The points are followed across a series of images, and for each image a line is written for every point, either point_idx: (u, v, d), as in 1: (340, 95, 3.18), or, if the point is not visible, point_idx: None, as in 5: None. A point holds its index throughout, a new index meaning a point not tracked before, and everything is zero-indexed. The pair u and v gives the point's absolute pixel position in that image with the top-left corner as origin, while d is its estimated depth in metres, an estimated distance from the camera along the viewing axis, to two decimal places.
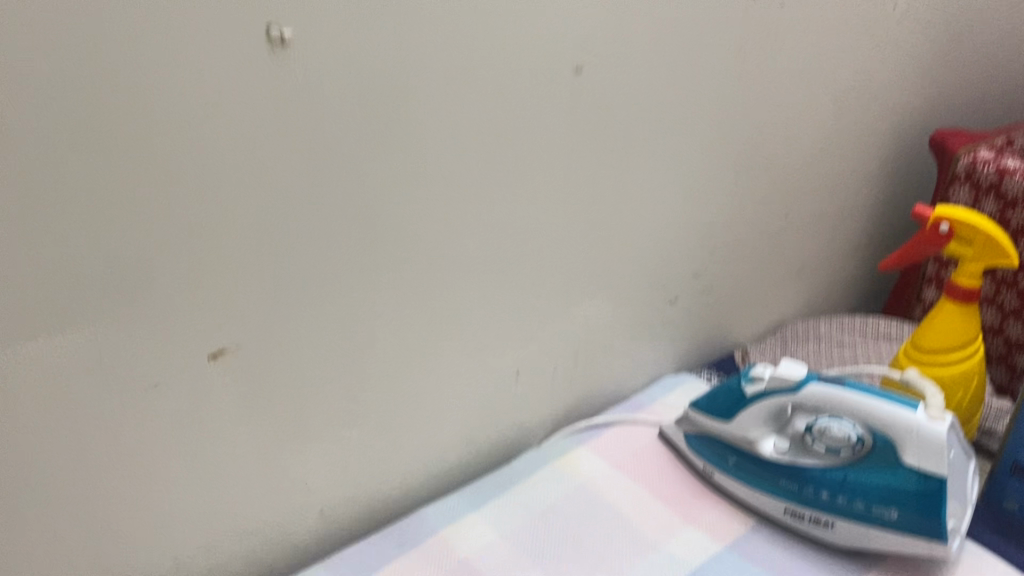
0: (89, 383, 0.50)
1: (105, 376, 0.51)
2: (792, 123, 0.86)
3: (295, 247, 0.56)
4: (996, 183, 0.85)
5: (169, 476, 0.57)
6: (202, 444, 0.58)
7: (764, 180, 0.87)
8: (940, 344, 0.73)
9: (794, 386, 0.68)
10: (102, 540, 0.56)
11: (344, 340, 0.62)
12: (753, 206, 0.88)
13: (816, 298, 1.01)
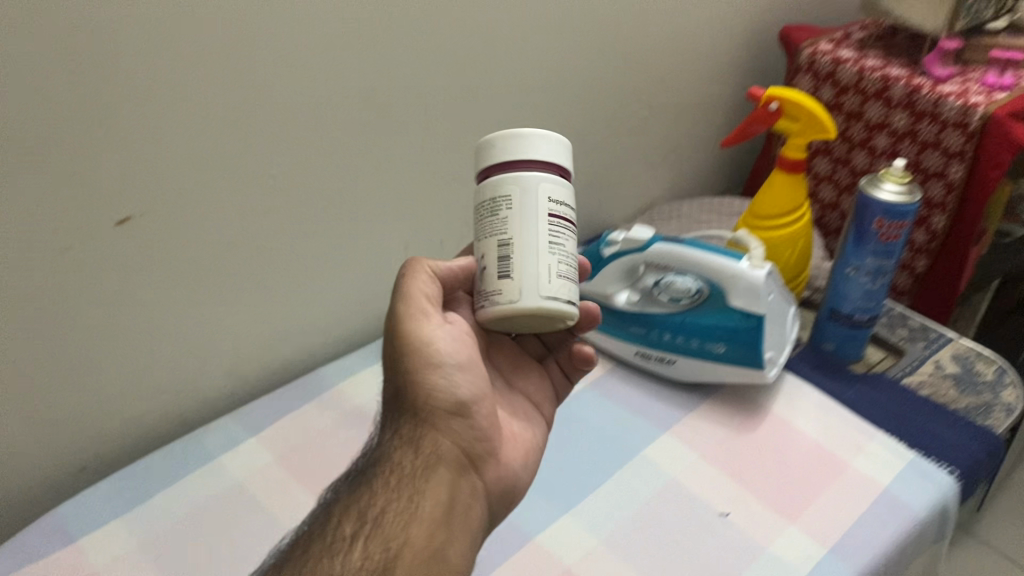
0: (15, 242, 0.59)
1: (22, 222, 0.59)
2: (673, 29, 0.95)
3: (190, 112, 0.64)
4: (832, 71, 0.95)
5: (92, 318, 0.67)
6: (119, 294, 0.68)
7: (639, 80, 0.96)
8: (770, 209, 0.84)
9: (642, 247, 0.80)
10: (35, 374, 0.66)
11: (239, 200, 0.71)
12: (626, 105, 0.97)
13: (689, 179, 1.12)
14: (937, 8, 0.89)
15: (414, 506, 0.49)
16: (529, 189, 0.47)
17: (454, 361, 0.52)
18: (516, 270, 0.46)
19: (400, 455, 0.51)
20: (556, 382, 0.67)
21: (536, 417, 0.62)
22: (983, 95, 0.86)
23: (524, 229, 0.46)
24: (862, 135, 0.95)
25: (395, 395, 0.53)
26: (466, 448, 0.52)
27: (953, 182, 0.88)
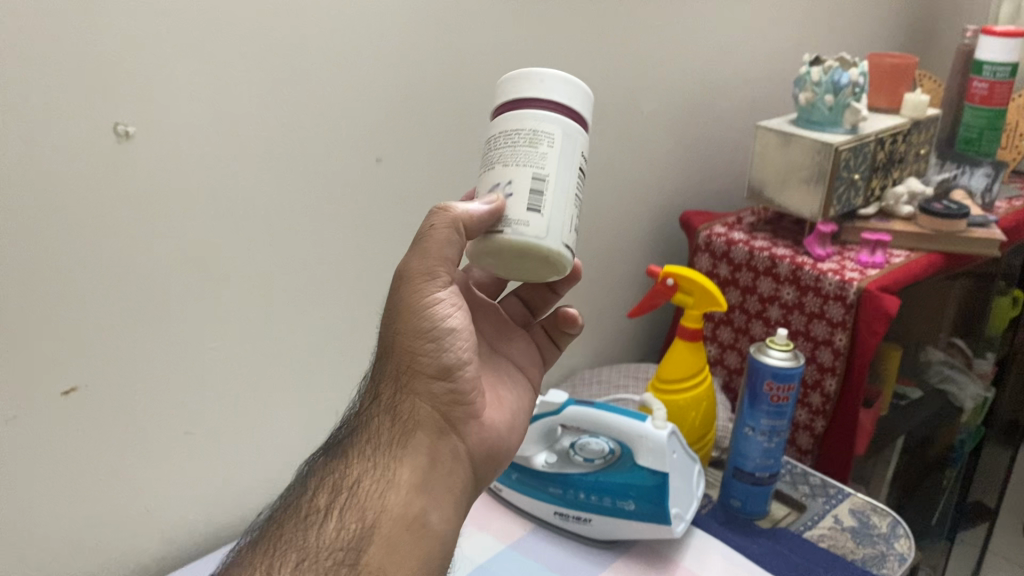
0: None
1: None
2: (589, 216, 1.06)
3: (131, 280, 0.72)
4: (726, 251, 1.07)
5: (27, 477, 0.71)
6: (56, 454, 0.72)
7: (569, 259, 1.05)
8: (673, 374, 0.92)
9: (558, 410, 0.87)
10: None
11: (174, 364, 0.78)
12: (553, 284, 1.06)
13: (612, 351, 1.20)
14: (810, 198, 1.02)
15: (390, 470, 0.56)
16: (575, 141, 0.53)
17: (446, 328, 0.58)
18: (548, 208, 0.52)
19: (383, 418, 0.58)
20: (540, 341, 0.74)
21: (520, 383, 0.70)
22: (858, 272, 0.98)
23: (558, 169, 0.52)
24: (757, 307, 1.05)
25: (385, 356, 0.59)
26: (446, 413, 0.59)
27: (838, 349, 0.97)
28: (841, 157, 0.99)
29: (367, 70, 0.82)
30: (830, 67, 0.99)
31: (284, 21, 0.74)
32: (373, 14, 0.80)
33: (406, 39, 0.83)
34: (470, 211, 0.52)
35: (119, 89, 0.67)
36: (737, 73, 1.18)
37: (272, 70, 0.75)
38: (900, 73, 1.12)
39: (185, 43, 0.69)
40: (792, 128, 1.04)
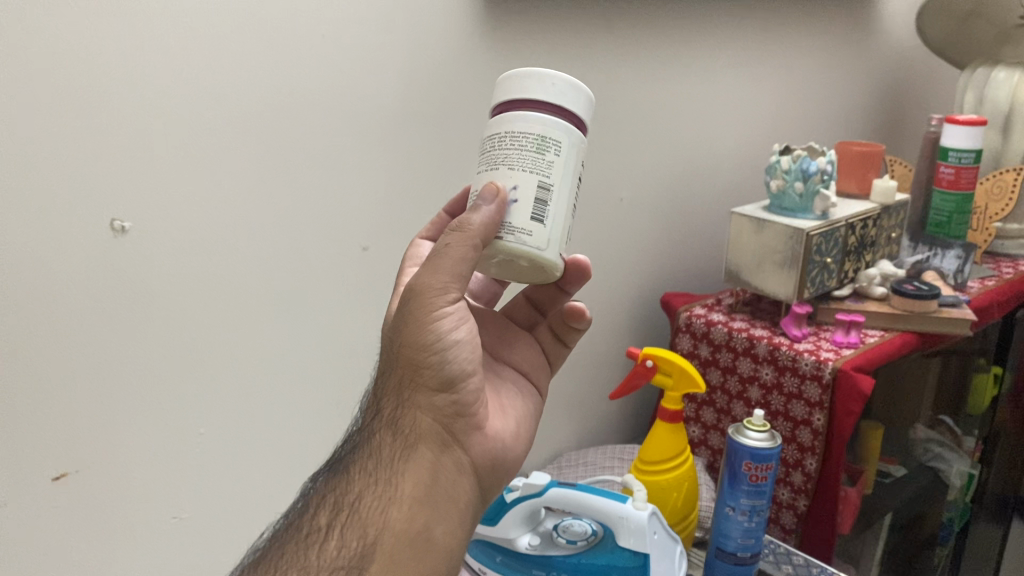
0: None
1: None
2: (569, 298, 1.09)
3: (122, 369, 0.75)
4: (706, 331, 1.09)
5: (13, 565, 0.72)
6: (42, 542, 0.73)
7: None
8: (655, 455, 0.93)
9: (540, 492, 0.88)
10: None
11: (163, 451, 0.79)
12: None
13: (597, 430, 1.22)
14: (784, 280, 1.06)
15: (391, 486, 0.57)
16: (578, 151, 0.58)
17: (451, 341, 0.58)
18: (552, 216, 0.56)
19: (386, 434, 0.59)
20: (544, 342, 0.77)
21: (527, 389, 0.72)
22: (833, 352, 1.00)
23: (562, 174, 0.57)
24: (738, 387, 1.07)
25: (392, 369, 0.60)
26: (451, 426, 0.59)
27: (816, 429, 0.99)
28: (812, 241, 1.02)
29: (354, 164, 0.86)
30: (799, 156, 1.04)
31: (274, 122, 0.79)
32: (359, 112, 0.84)
33: (392, 135, 0.88)
34: (482, 217, 0.55)
35: (115, 187, 0.70)
36: (711, 160, 1.23)
37: (261, 166, 0.79)
38: (868, 160, 1.16)
39: (179, 143, 0.73)
40: (765, 214, 1.08)
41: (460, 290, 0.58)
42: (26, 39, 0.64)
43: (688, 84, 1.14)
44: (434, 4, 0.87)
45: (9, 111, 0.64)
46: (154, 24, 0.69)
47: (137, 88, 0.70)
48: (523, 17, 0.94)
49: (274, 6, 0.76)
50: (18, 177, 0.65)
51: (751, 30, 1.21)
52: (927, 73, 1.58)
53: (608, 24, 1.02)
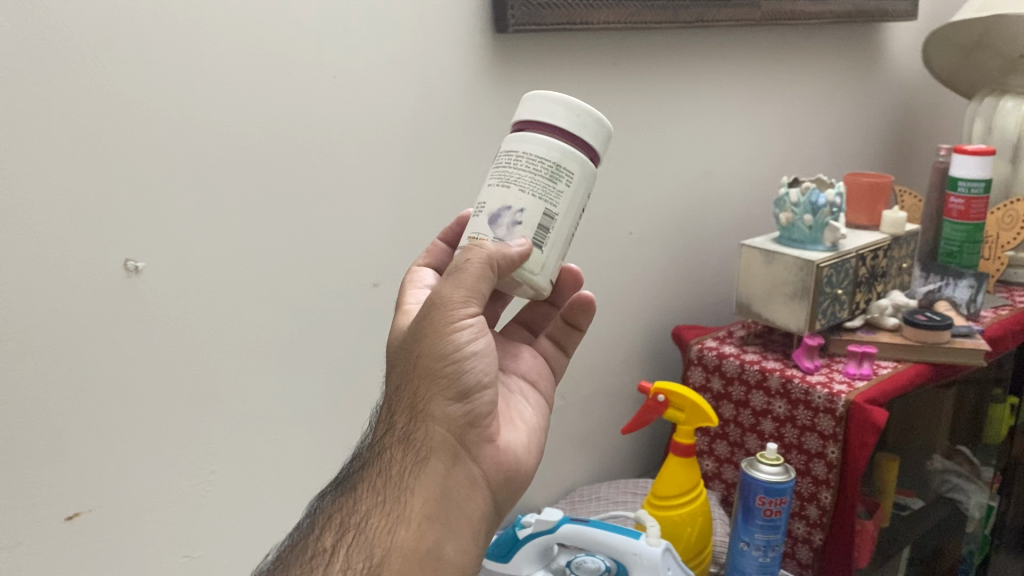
0: None
1: None
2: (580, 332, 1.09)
3: (135, 408, 0.75)
4: (718, 364, 1.09)
5: None
6: None
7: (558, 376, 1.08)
8: (668, 490, 0.93)
9: (552, 528, 0.88)
10: None
11: (175, 489, 0.80)
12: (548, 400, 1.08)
13: (610, 465, 1.21)
14: (795, 312, 1.05)
15: (400, 504, 0.56)
16: (587, 182, 0.59)
17: (469, 351, 0.58)
18: (550, 245, 0.58)
19: (396, 449, 0.58)
20: (548, 351, 0.77)
21: (537, 401, 0.71)
22: (845, 384, 1.00)
23: (571, 205, 0.58)
24: (751, 420, 1.07)
25: (403, 382, 0.59)
26: (464, 438, 0.59)
27: (831, 461, 0.98)
28: (823, 272, 1.02)
29: (364, 202, 0.86)
30: (807, 188, 1.04)
31: (285, 162, 0.80)
32: (370, 151, 0.85)
33: (402, 174, 0.89)
34: (512, 253, 0.57)
35: (128, 228, 0.71)
36: (720, 193, 1.23)
37: (273, 205, 0.80)
38: (877, 191, 1.16)
39: (191, 184, 0.74)
40: (774, 246, 1.08)
41: (476, 303, 0.58)
42: (44, 85, 0.65)
43: (696, 118, 1.15)
44: (444, 44, 0.88)
45: (27, 156, 0.65)
46: (168, 68, 0.71)
47: (151, 131, 0.71)
48: (532, 55, 0.95)
49: (286, 49, 0.77)
50: (33, 220, 0.66)
51: (758, 64, 1.22)
52: (934, 105, 1.59)
53: (616, 61, 1.03)
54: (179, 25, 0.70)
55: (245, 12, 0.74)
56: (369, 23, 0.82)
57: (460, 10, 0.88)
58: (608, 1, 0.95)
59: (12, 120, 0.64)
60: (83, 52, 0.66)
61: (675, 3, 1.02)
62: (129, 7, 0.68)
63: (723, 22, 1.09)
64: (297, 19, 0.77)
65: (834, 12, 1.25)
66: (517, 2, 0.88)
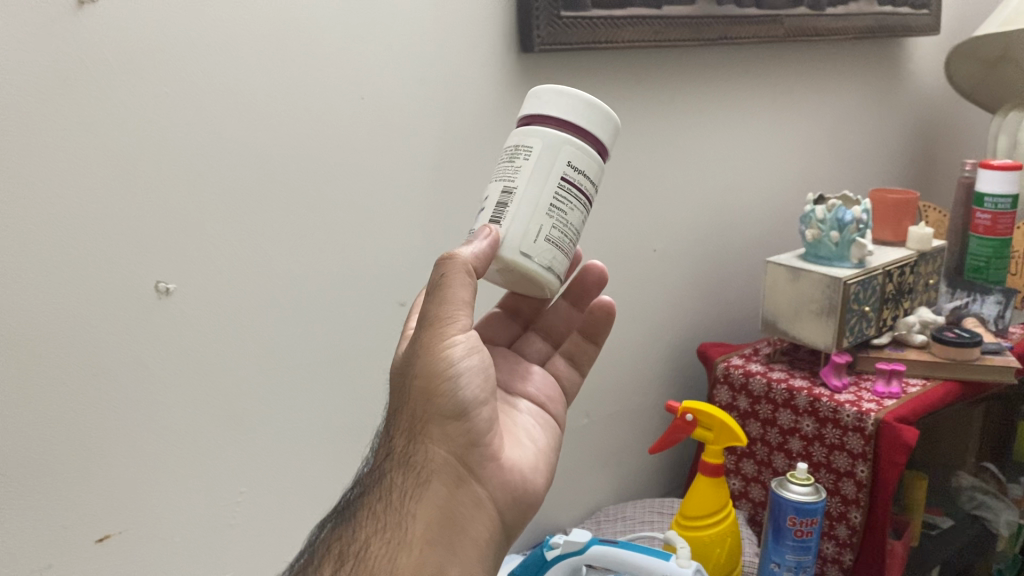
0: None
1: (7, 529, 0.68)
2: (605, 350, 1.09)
3: (165, 430, 0.75)
4: (745, 382, 1.08)
5: None
6: None
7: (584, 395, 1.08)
8: (697, 511, 0.92)
9: (581, 549, 0.87)
10: None
11: (204, 511, 0.79)
12: (573, 419, 1.07)
13: (634, 484, 1.20)
14: (822, 329, 1.05)
15: (401, 529, 0.55)
16: (557, 154, 0.58)
17: (463, 368, 0.56)
18: (511, 220, 0.58)
19: (396, 473, 0.57)
20: (561, 371, 0.75)
21: (545, 420, 0.69)
22: (875, 402, 0.99)
23: (536, 178, 0.57)
24: (778, 439, 1.06)
25: (402, 404, 0.59)
26: (465, 459, 0.58)
27: (860, 480, 0.97)
28: (850, 290, 1.02)
29: (391, 222, 0.87)
30: (834, 205, 1.04)
31: (313, 183, 0.80)
32: (397, 171, 0.86)
33: (427, 194, 0.89)
34: (475, 252, 0.56)
35: (159, 250, 0.72)
36: (744, 210, 1.23)
37: (301, 226, 0.80)
38: (902, 208, 1.15)
39: (221, 206, 0.74)
40: (800, 263, 1.07)
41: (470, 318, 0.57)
42: (79, 109, 0.65)
43: (720, 135, 1.15)
44: (470, 65, 0.88)
45: (61, 179, 0.65)
46: (200, 91, 0.71)
47: (182, 153, 0.71)
48: (558, 74, 0.95)
49: (316, 71, 0.78)
50: (67, 243, 0.67)
51: (781, 81, 1.21)
52: (957, 120, 1.58)
53: (641, 79, 1.03)
54: (210, 48, 0.71)
55: (276, 34, 0.74)
56: (398, 44, 0.82)
57: (486, 30, 0.89)
58: (632, 19, 0.95)
59: (48, 143, 0.64)
60: (117, 76, 0.66)
61: (699, 21, 1.02)
62: (163, 31, 0.68)
63: (746, 39, 1.09)
64: (326, 41, 0.78)
65: (857, 28, 1.25)
66: (543, 22, 0.88)
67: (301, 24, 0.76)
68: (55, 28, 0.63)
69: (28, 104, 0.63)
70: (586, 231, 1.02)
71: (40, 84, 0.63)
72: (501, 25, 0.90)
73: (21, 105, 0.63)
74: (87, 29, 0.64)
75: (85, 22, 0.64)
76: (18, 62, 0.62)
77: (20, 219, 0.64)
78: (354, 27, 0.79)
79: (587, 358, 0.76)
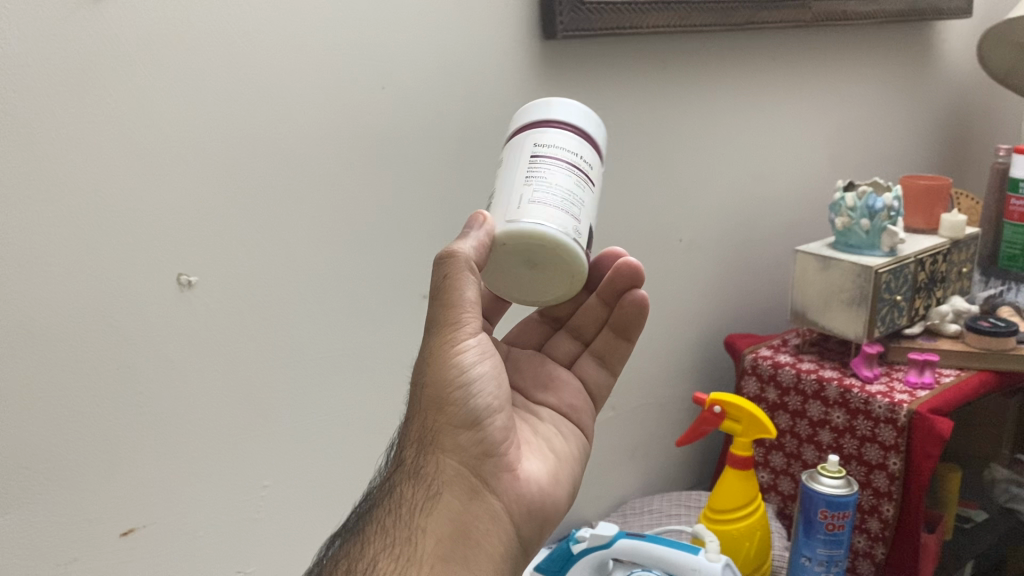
0: (21, 545, 0.68)
1: (31, 523, 0.68)
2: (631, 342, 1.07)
3: (188, 423, 0.75)
4: (773, 373, 1.07)
5: None
6: None
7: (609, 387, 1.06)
8: (726, 505, 0.91)
9: (608, 542, 0.86)
10: None
11: (227, 505, 0.79)
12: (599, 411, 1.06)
13: (661, 477, 1.19)
14: (853, 319, 1.03)
15: (410, 545, 0.53)
16: (525, 142, 0.58)
17: (473, 375, 0.57)
18: (498, 201, 0.57)
19: (407, 486, 0.56)
20: (589, 374, 0.73)
21: (570, 432, 0.68)
22: (907, 393, 0.97)
23: (505, 171, 0.58)
24: (808, 430, 1.04)
25: (412, 417, 0.59)
26: (478, 470, 0.57)
27: (893, 473, 0.95)
28: (881, 278, 1.00)
29: (414, 213, 0.86)
30: (864, 192, 1.01)
31: (334, 175, 0.79)
32: (419, 160, 0.85)
33: (450, 185, 0.88)
34: (469, 243, 0.55)
35: (180, 242, 0.71)
36: (772, 198, 1.21)
37: (323, 218, 0.79)
38: (934, 195, 1.13)
39: (243, 197, 0.74)
40: (830, 252, 1.05)
41: (478, 325, 0.58)
42: (98, 101, 0.65)
43: (747, 122, 1.13)
44: (492, 52, 0.87)
45: (80, 171, 0.65)
46: (221, 83, 0.71)
47: (203, 145, 0.71)
48: (582, 60, 0.94)
49: (336, 59, 0.77)
50: (87, 236, 0.66)
51: (809, 66, 1.19)
52: (990, 105, 1.54)
53: (666, 65, 1.01)
54: (229, 37, 0.70)
55: (295, 23, 0.74)
56: (418, 32, 0.81)
57: (508, 16, 0.87)
58: (656, 5, 0.93)
59: (67, 135, 0.64)
60: (136, 66, 0.66)
61: (725, 6, 1.00)
62: (181, 22, 0.67)
63: (773, 24, 1.07)
64: (346, 30, 0.77)
65: (887, 12, 1.22)
66: (566, 8, 0.86)
67: (320, 12, 0.75)
68: (72, 16, 0.62)
69: (47, 96, 0.63)
70: (610, 221, 1.00)
71: (58, 76, 0.63)
72: (522, 10, 0.88)
73: (40, 97, 0.62)
74: (107, 19, 0.64)
75: (105, 12, 0.64)
76: (36, 54, 0.61)
77: (40, 213, 0.64)
78: (374, 15, 0.78)
79: (617, 356, 0.73)
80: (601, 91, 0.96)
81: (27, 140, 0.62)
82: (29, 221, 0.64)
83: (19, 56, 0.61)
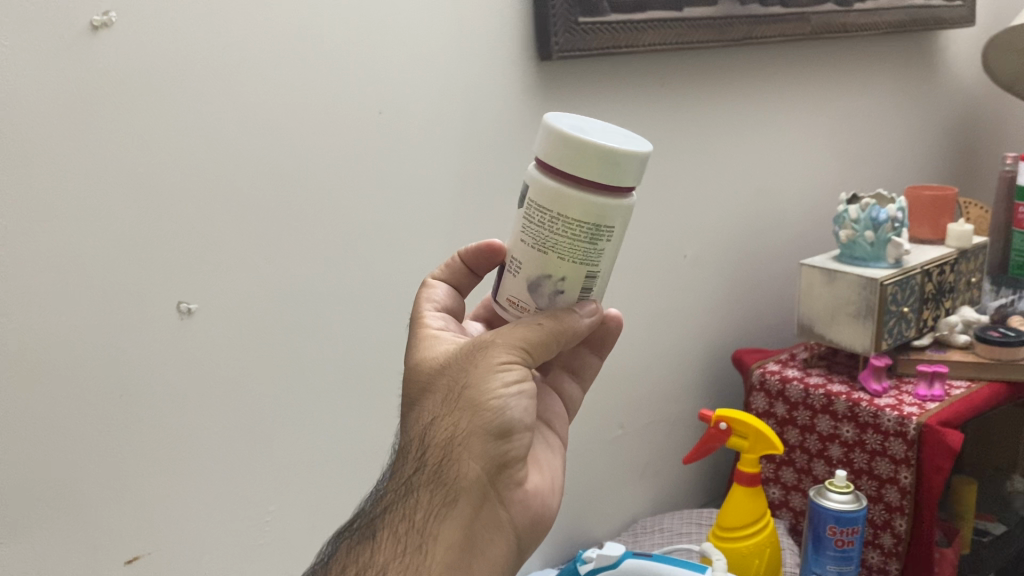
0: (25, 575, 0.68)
1: (35, 551, 0.68)
2: (636, 358, 1.07)
3: (191, 449, 0.75)
4: (781, 389, 1.06)
5: None
6: None
7: (615, 405, 1.06)
8: (736, 524, 0.90)
9: (614, 563, 0.85)
10: None
11: (231, 529, 0.79)
12: (606, 429, 1.06)
13: (671, 494, 1.18)
14: (861, 332, 1.02)
15: (420, 554, 0.54)
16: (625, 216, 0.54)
17: (512, 390, 0.55)
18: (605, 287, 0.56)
19: (424, 491, 0.55)
20: (565, 387, 0.71)
21: (556, 441, 0.67)
22: (916, 406, 0.96)
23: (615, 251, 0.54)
24: (817, 445, 1.03)
25: (439, 415, 0.56)
26: (495, 481, 0.56)
27: (904, 487, 0.94)
28: (887, 290, 0.99)
29: (413, 236, 0.86)
30: (868, 204, 1.01)
31: (332, 200, 0.80)
32: (418, 183, 0.85)
33: (449, 206, 0.88)
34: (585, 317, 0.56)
35: (179, 269, 0.72)
36: (776, 212, 1.20)
37: (321, 243, 0.80)
38: (940, 205, 1.12)
39: (242, 223, 0.75)
40: (836, 265, 1.05)
41: (532, 356, 0.56)
42: (95, 131, 0.66)
43: (749, 136, 1.13)
44: (489, 74, 0.88)
45: (79, 201, 0.66)
46: (217, 112, 0.71)
47: (200, 173, 0.71)
48: (580, 79, 0.94)
49: (332, 85, 0.77)
50: (87, 265, 0.67)
51: (810, 78, 1.19)
52: (998, 114, 1.53)
53: (664, 82, 1.01)
54: (225, 67, 0.71)
55: (292, 51, 0.75)
56: (415, 57, 0.82)
57: (504, 38, 0.88)
58: (652, 22, 0.94)
59: (65, 166, 0.65)
60: (134, 98, 0.67)
61: (723, 21, 1.01)
62: (178, 52, 0.69)
63: (772, 38, 1.07)
64: (343, 56, 0.78)
65: (886, 23, 1.22)
66: (561, 28, 0.87)
67: (315, 40, 0.76)
68: (68, 49, 0.64)
69: (46, 128, 0.64)
70: None
71: (56, 109, 0.64)
72: (518, 32, 0.89)
73: (38, 129, 0.63)
74: (104, 51, 0.65)
75: (102, 44, 0.65)
76: (34, 87, 0.62)
77: (38, 245, 0.65)
78: (370, 41, 0.79)
79: (590, 371, 0.72)
80: (600, 109, 0.96)
81: (24, 173, 0.63)
82: (28, 252, 0.64)
83: (17, 90, 0.62)
